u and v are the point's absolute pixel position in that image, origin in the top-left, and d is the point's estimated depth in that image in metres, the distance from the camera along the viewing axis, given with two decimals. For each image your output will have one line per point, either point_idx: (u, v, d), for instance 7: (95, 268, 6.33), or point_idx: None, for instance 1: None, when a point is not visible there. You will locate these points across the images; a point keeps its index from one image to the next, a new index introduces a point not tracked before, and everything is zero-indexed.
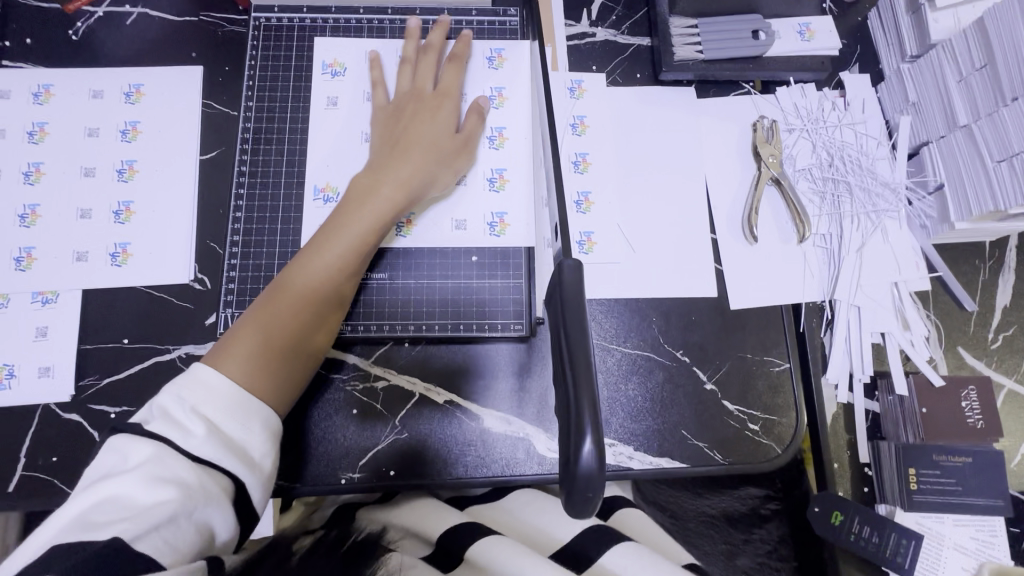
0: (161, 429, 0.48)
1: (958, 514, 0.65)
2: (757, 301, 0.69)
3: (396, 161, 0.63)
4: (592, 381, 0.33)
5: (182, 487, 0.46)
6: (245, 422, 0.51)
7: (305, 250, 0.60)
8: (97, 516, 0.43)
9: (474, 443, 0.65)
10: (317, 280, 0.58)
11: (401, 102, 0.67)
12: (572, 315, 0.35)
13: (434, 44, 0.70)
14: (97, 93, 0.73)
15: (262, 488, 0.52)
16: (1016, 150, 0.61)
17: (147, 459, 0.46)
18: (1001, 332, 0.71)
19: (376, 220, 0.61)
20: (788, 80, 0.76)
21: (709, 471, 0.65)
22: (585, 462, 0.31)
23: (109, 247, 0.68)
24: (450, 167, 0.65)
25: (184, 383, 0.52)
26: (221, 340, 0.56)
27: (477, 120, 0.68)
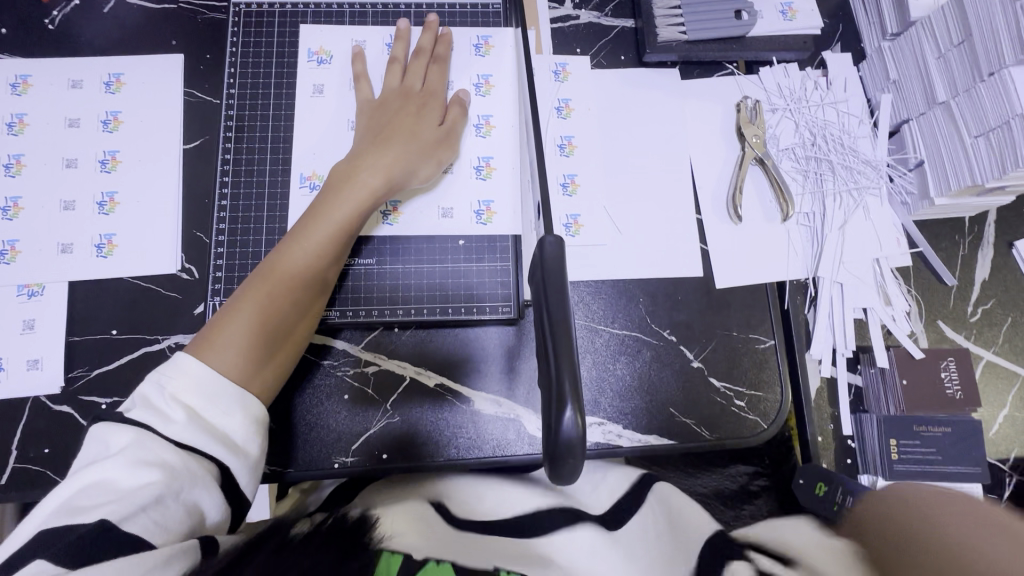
0: (142, 416, 0.49)
1: (938, 482, 0.67)
2: (742, 280, 0.70)
3: (378, 150, 0.63)
4: (571, 350, 0.33)
5: (166, 469, 0.46)
6: (225, 407, 0.52)
7: (286, 239, 0.60)
8: (82, 501, 0.44)
9: (466, 424, 0.66)
10: (297, 270, 0.58)
11: (386, 96, 0.67)
12: (553, 287, 0.36)
13: (426, 46, 0.70)
14: (76, 82, 0.72)
15: (248, 471, 0.52)
16: (992, 124, 0.61)
17: (131, 443, 0.47)
18: (980, 305, 0.73)
19: (355, 210, 0.61)
20: (771, 60, 0.77)
21: (696, 447, 0.66)
22: (566, 429, 0.31)
23: (94, 238, 0.68)
24: (433, 157, 0.65)
25: (167, 371, 0.53)
26: (201, 331, 0.56)
27: (459, 111, 0.68)
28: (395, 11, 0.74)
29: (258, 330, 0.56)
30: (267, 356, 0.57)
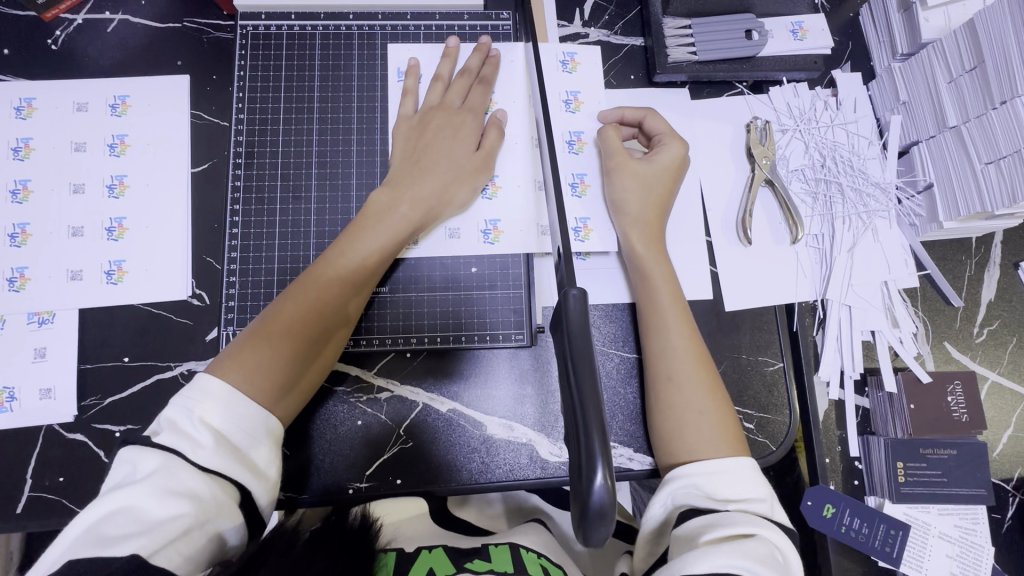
0: (172, 441, 0.48)
1: (943, 503, 0.68)
2: (752, 303, 0.70)
3: (417, 173, 0.65)
4: (599, 408, 0.34)
5: (195, 500, 0.46)
6: (252, 432, 0.51)
7: (325, 256, 0.60)
8: (110, 530, 0.43)
9: (478, 449, 0.67)
10: (330, 294, 0.59)
11: (427, 113, 0.68)
12: (579, 345, 0.36)
13: (472, 67, 0.70)
14: (81, 105, 0.71)
15: (268, 494, 0.52)
16: (1003, 153, 0.62)
17: (158, 470, 0.46)
18: (985, 326, 0.73)
19: (391, 236, 0.62)
20: (781, 80, 0.76)
21: (766, 461, 0.66)
22: (596, 495, 0.32)
23: (103, 264, 0.68)
24: (468, 184, 0.66)
25: (191, 394, 0.52)
26: (226, 350, 0.56)
27: (497, 135, 0.68)
28: (404, 31, 0.73)
29: (291, 352, 0.56)
30: (297, 377, 0.57)
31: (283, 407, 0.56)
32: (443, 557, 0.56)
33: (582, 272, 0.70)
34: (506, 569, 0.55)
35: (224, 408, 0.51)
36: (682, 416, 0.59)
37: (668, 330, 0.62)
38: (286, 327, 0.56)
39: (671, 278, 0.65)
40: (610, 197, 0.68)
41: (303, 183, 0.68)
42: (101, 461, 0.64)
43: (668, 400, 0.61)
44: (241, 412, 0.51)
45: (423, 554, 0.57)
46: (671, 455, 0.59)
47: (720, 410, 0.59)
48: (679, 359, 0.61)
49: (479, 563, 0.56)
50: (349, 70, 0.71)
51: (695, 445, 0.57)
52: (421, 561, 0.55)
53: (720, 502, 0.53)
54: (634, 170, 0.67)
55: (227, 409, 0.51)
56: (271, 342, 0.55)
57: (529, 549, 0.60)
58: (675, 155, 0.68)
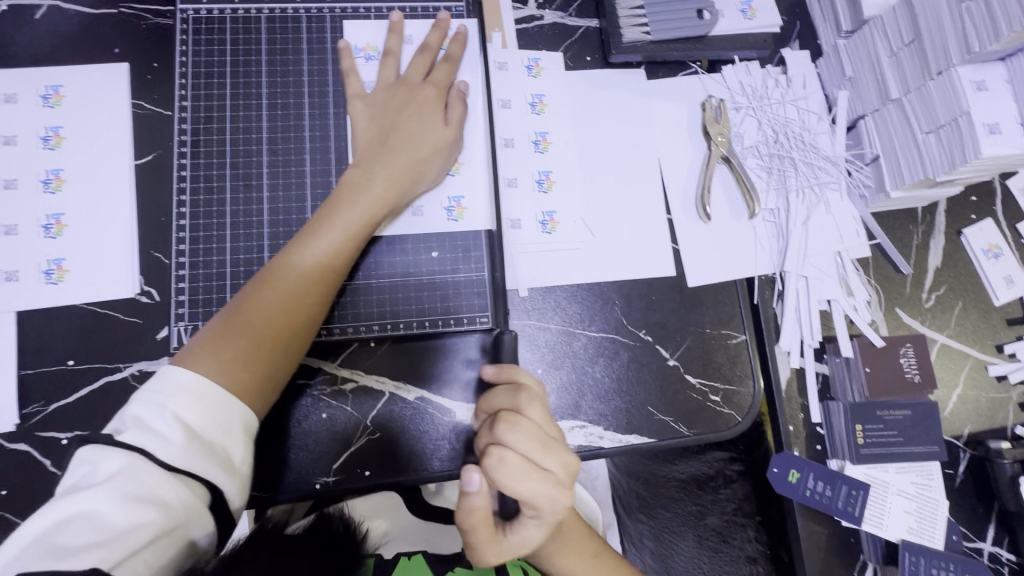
0: (136, 439, 0.46)
1: (900, 461, 0.71)
2: (711, 278, 0.71)
3: (376, 161, 0.62)
4: None
5: (162, 508, 0.44)
6: (226, 425, 0.50)
7: (284, 252, 0.58)
8: (67, 539, 0.41)
9: (448, 436, 0.66)
10: (306, 278, 0.57)
11: (387, 90, 0.66)
12: None
13: (432, 44, 0.69)
14: (10, 96, 0.67)
15: (242, 493, 0.50)
16: (941, 122, 0.64)
17: (121, 472, 0.44)
18: (933, 292, 0.77)
19: (366, 218, 0.60)
20: (733, 59, 0.78)
21: (733, 432, 0.68)
22: None
23: (41, 263, 0.64)
24: (440, 159, 0.65)
25: (156, 387, 0.49)
26: (192, 340, 0.53)
27: (461, 107, 0.67)
28: (354, 14, 0.71)
29: (265, 339, 0.54)
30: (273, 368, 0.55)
31: (258, 394, 0.53)
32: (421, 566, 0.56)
33: (547, 246, 0.70)
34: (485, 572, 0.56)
35: (193, 403, 0.49)
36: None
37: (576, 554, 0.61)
38: (258, 314, 0.54)
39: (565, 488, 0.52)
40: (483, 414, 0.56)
41: (255, 171, 0.66)
42: (47, 470, 0.61)
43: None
44: (209, 407, 0.49)
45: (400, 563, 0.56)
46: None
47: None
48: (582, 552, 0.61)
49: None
50: (298, 54, 0.69)
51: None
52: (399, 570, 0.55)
53: None
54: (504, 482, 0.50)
55: (196, 405, 0.49)
56: (242, 329, 0.54)
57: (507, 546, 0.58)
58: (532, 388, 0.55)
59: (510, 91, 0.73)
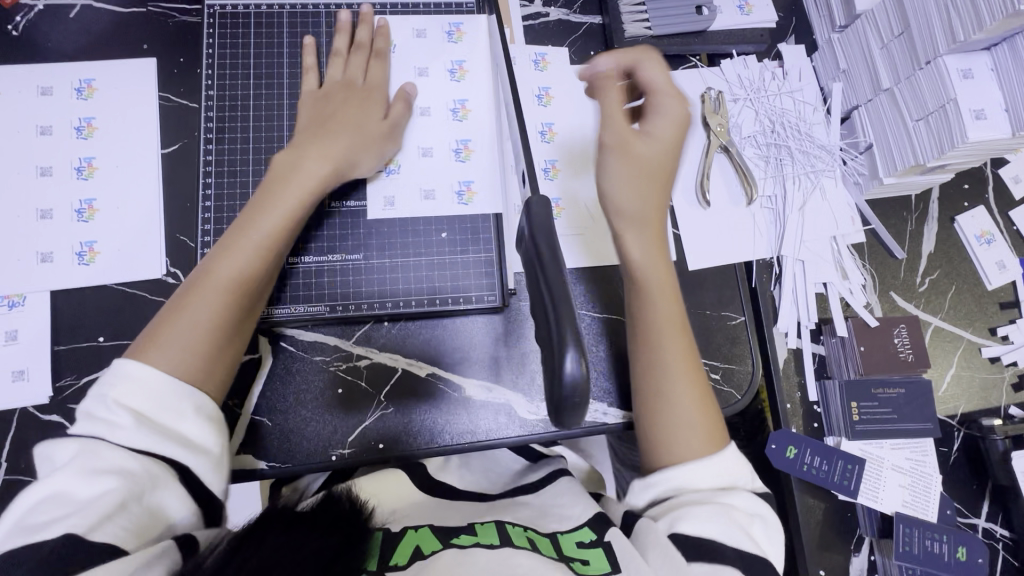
0: (87, 428, 0.48)
1: (894, 438, 0.73)
2: (711, 261, 0.74)
3: (301, 157, 0.61)
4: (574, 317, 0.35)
5: (125, 476, 0.47)
6: (175, 408, 0.51)
7: (205, 265, 0.57)
8: (40, 516, 0.44)
9: (458, 411, 0.69)
10: (246, 265, 0.57)
11: (330, 88, 0.68)
12: (550, 260, 0.37)
13: (365, 39, 0.71)
14: (45, 89, 0.71)
15: (210, 466, 0.52)
16: (930, 109, 0.67)
17: (77, 454, 0.47)
18: (927, 276, 0.79)
19: (300, 199, 0.60)
20: (731, 53, 0.81)
21: (732, 410, 0.70)
22: (569, 373, 0.34)
23: (74, 245, 0.68)
24: (377, 151, 0.66)
25: (108, 380, 0.51)
26: (143, 332, 0.54)
27: (403, 108, 0.69)
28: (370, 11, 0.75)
29: (209, 326, 0.55)
30: (217, 359, 0.55)
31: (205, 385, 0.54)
32: (429, 535, 0.53)
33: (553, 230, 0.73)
34: (492, 539, 0.52)
35: (136, 392, 0.50)
36: (667, 422, 0.58)
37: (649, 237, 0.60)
38: (201, 303, 0.55)
39: (670, 288, 0.60)
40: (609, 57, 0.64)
41: (275, 158, 0.70)
42: None
43: (652, 361, 0.59)
44: (157, 395, 0.51)
45: (408, 534, 0.53)
46: (654, 458, 0.58)
47: (685, 347, 0.59)
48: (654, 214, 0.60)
49: (464, 536, 0.52)
50: (316, 48, 0.73)
51: (677, 448, 0.57)
52: (406, 540, 0.52)
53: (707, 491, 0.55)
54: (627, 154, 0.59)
55: (139, 392, 0.50)
56: (189, 320, 0.54)
57: (513, 524, 0.55)
58: (678, 112, 0.61)
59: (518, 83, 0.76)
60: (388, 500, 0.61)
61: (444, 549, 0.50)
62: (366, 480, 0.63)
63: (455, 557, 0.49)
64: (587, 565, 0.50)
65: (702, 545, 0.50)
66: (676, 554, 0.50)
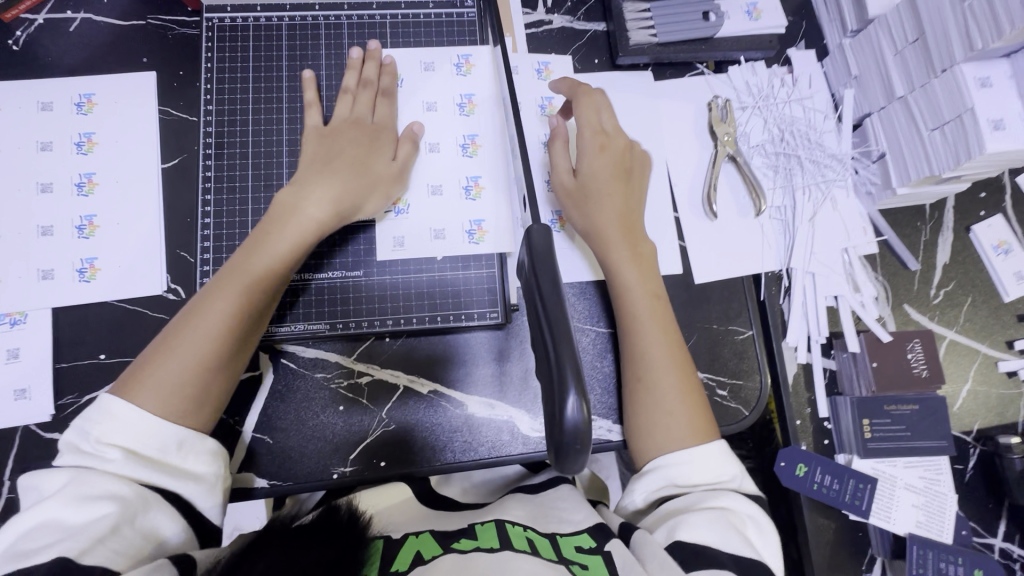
0: (75, 461, 0.49)
1: (907, 456, 0.71)
2: (718, 274, 0.72)
3: (301, 198, 0.61)
4: (573, 348, 0.34)
5: (117, 500, 0.47)
6: (167, 432, 0.51)
7: (200, 298, 0.56)
8: (28, 544, 0.44)
9: (460, 428, 0.68)
10: (240, 300, 0.56)
11: (335, 126, 0.67)
12: (546, 278, 0.37)
13: (372, 77, 0.70)
14: (46, 105, 0.70)
15: (200, 491, 0.52)
16: (946, 119, 0.65)
17: (68, 482, 0.47)
18: (942, 288, 0.77)
19: (299, 237, 0.60)
20: (739, 59, 0.79)
21: (740, 427, 0.68)
22: (571, 417, 0.33)
23: (75, 262, 0.67)
24: (382, 194, 0.65)
25: (93, 415, 0.51)
26: (129, 368, 0.54)
27: (411, 147, 0.68)
28: (370, 22, 0.74)
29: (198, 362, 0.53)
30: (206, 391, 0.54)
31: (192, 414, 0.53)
32: (431, 540, 0.51)
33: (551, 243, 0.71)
34: (492, 544, 0.50)
35: (124, 424, 0.50)
36: (649, 409, 0.60)
37: (612, 246, 0.64)
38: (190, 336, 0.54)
39: (647, 281, 0.64)
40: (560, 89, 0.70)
41: (275, 173, 0.69)
42: None
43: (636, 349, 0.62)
44: (144, 428, 0.50)
45: (409, 540, 0.51)
46: (639, 448, 0.60)
47: (668, 336, 0.62)
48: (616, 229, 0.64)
49: (465, 542, 0.50)
50: (317, 61, 0.72)
51: (664, 437, 0.58)
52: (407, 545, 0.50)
53: (688, 486, 0.56)
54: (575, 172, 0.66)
55: (124, 427, 0.50)
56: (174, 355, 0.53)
57: (513, 523, 0.53)
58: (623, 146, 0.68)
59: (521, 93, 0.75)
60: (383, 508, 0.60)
61: (445, 554, 0.48)
62: (364, 496, 0.61)
63: (454, 564, 0.46)
64: (586, 570, 0.48)
65: (701, 554, 0.49)
66: (675, 562, 0.48)
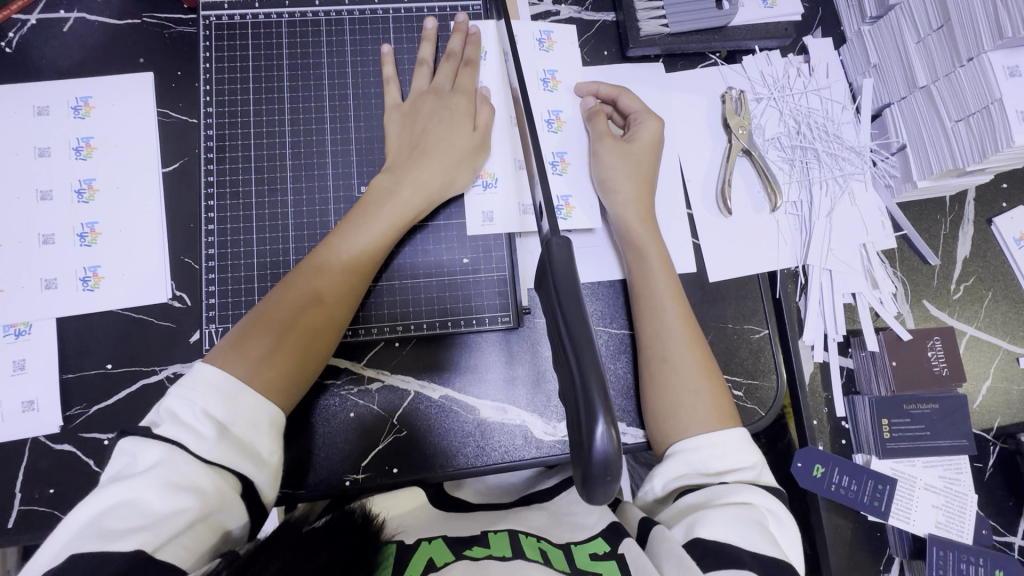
0: (173, 432, 0.47)
1: (927, 456, 0.71)
2: (733, 272, 0.70)
3: (395, 183, 0.63)
4: (597, 363, 0.33)
5: (199, 494, 0.45)
6: (254, 421, 0.51)
7: (296, 274, 0.58)
8: (114, 523, 0.42)
9: (473, 433, 0.67)
10: (332, 279, 0.58)
11: (416, 100, 0.68)
12: (566, 287, 0.36)
13: (455, 50, 0.70)
14: (42, 109, 0.69)
15: (271, 484, 0.51)
16: (971, 110, 0.63)
17: (160, 462, 0.45)
18: (962, 283, 0.75)
19: (396, 222, 0.62)
20: (753, 48, 0.76)
21: (757, 427, 0.67)
22: (599, 446, 0.31)
23: (78, 271, 0.66)
24: (468, 166, 0.66)
25: (189, 384, 0.51)
26: (221, 341, 0.55)
27: (489, 112, 0.68)
28: (372, 17, 0.71)
29: (293, 337, 0.56)
30: (295, 366, 0.55)
31: (285, 390, 0.54)
32: (441, 546, 0.50)
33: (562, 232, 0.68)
34: (505, 553, 0.49)
35: (224, 402, 0.50)
36: (674, 388, 0.60)
37: (638, 230, 0.65)
38: (285, 311, 0.56)
39: (665, 262, 0.64)
40: (587, 91, 0.71)
41: (278, 177, 0.67)
42: (91, 470, 0.63)
43: (656, 327, 0.62)
44: (239, 405, 0.50)
45: (420, 547, 0.50)
46: (662, 433, 0.60)
47: (686, 318, 0.62)
48: (633, 210, 0.65)
49: (477, 548, 0.49)
50: (318, 59, 0.70)
51: (689, 419, 0.58)
52: (420, 552, 0.49)
53: (713, 476, 0.55)
54: (620, 151, 0.66)
55: (225, 404, 0.50)
56: (266, 328, 0.55)
57: (527, 533, 0.53)
58: (654, 131, 0.68)
59: (522, 66, 0.71)
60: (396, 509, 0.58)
61: (457, 562, 0.47)
62: (379, 496, 0.61)
63: (468, 568, 0.46)
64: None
65: (720, 552, 0.47)
66: (692, 561, 0.47)
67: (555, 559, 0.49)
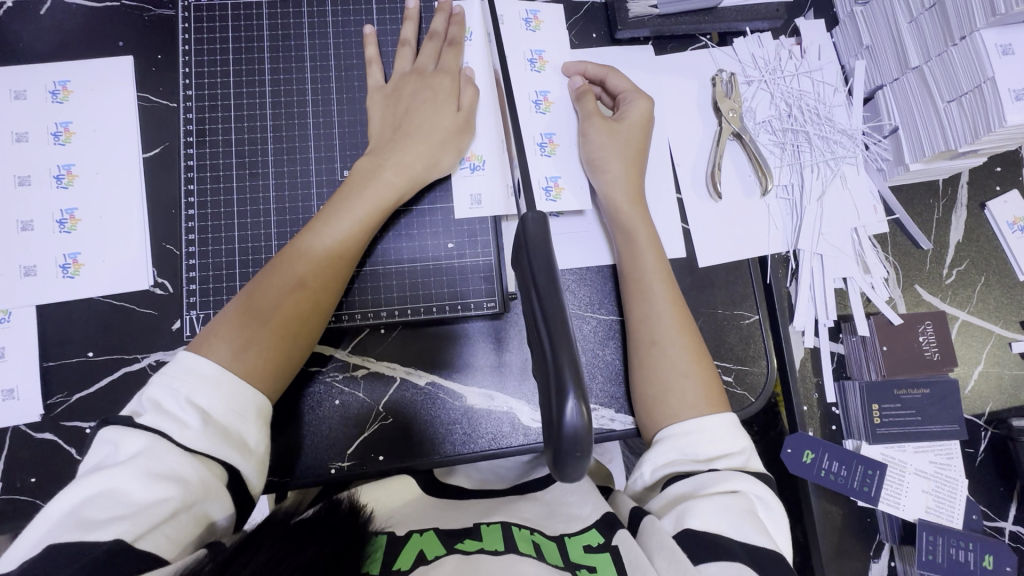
0: (156, 421, 0.47)
1: (918, 441, 0.70)
2: (722, 257, 0.69)
3: (378, 165, 0.62)
4: (570, 340, 0.32)
5: (182, 484, 0.44)
6: (239, 409, 0.50)
7: (279, 260, 0.58)
8: (94, 513, 0.42)
9: (459, 420, 0.66)
10: (315, 263, 0.57)
11: (400, 82, 0.66)
12: (539, 263, 0.35)
13: (439, 30, 0.69)
14: (19, 93, 0.67)
15: (258, 473, 0.50)
16: (965, 90, 0.62)
17: (142, 451, 0.45)
18: (954, 268, 0.74)
19: (380, 204, 0.61)
20: (744, 30, 0.75)
21: (747, 413, 0.66)
22: (570, 421, 0.30)
23: (58, 258, 0.65)
24: (452, 147, 0.65)
25: (172, 372, 0.50)
26: (204, 330, 0.54)
27: (473, 92, 0.67)
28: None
29: (276, 323, 0.55)
30: (280, 351, 0.54)
31: (270, 375, 0.53)
32: (432, 538, 0.49)
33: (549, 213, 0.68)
34: (496, 546, 0.48)
35: (210, 390, 0.49)
36: (662, 373, 0.59)
37: (628, 214, 0.64)
38: (268, 297, 0.55)
39: (654, 246, 0.64)
40: (575, 70, 0.70)
41: (260, 161, 0.66)
42: (73, 459, 0.63)
43: (645, 312, 0.62)
44: (222, 392, 0.49)
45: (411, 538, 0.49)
46: (650, 419, 0.59)
47: (676, 302, 0.61)
48: (621, 191, 0.64)
49: (469, 542, 0.49)
50: (299, 41, 0.69)
51: (679, 405, 0.57)
52: (409, 543, 0.48)
53: (704, 462, 0.54)
54: (608, 133, 0.65)
55: (209, 391, 0.49)
56: (248, 315, 0.54)
57: (520, 525, 0.52)
58: (643, 110, 0.67)
59: (508, 48, 0.70)
60: (383, 497, 0.57)
61: (448, 555, 0.46)
62: (369, 485, 0.59)
63: (457, 563, 0.45)
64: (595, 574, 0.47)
65: (711, 543, 0.47)
66: (682, 554, 0.46)
67: (547, 553, 0.49)
